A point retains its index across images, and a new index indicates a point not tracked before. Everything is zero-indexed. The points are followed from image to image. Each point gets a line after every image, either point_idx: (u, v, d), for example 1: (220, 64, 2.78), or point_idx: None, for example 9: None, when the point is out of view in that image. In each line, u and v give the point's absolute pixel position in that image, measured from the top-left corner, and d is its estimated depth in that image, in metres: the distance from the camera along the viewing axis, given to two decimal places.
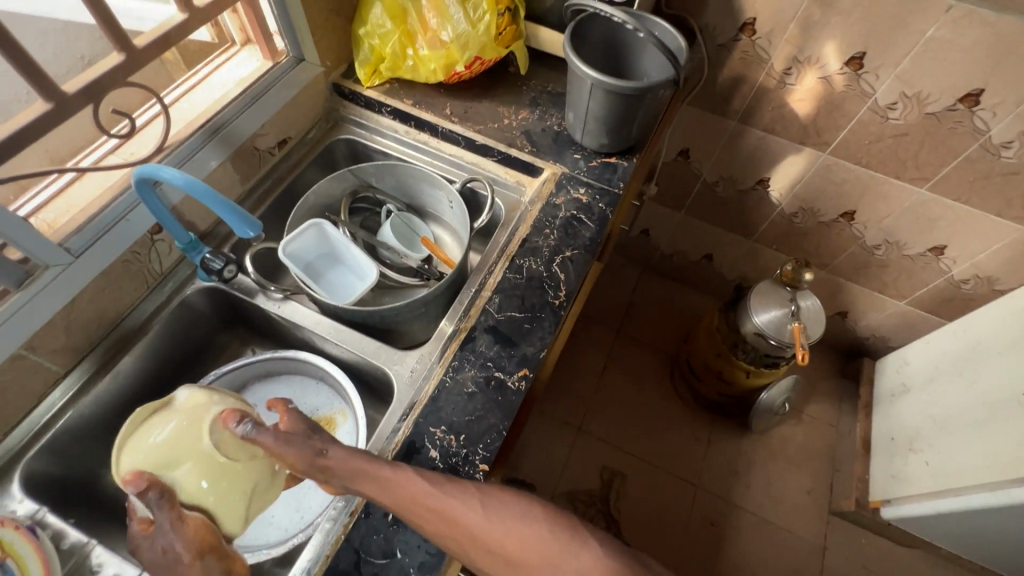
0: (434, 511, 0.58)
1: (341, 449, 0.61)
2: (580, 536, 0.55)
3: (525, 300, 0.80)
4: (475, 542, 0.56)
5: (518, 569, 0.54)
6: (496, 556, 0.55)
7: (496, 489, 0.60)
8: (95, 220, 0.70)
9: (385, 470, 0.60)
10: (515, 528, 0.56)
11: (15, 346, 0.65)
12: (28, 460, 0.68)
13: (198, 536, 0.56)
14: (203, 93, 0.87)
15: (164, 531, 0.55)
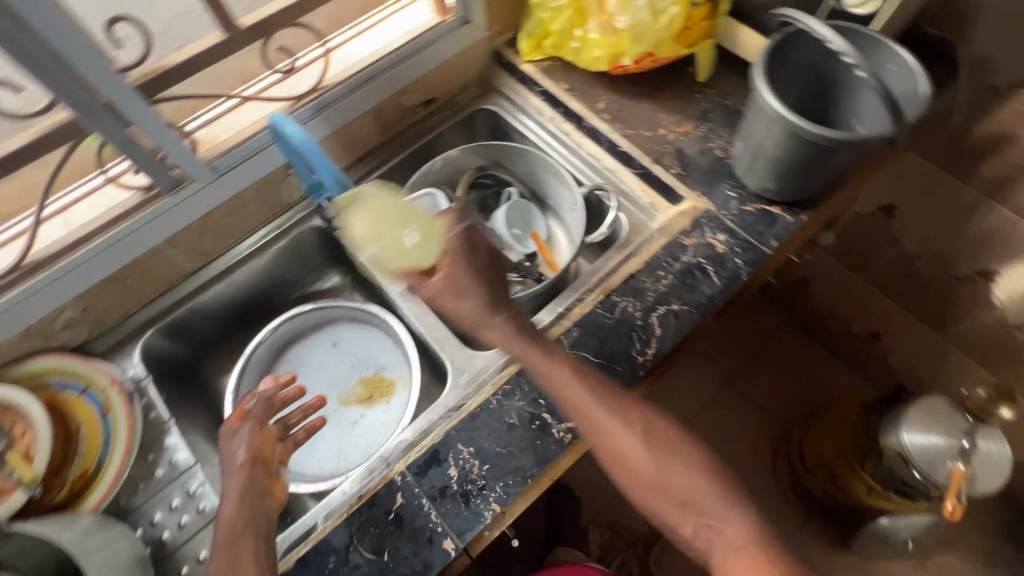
0: (591, 422, 0.61)
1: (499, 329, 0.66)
2: (718, 513, 0.56)
3: (606, 344, 0.71)
4: (631, 467, 0.60)
5: (664, 494, 0.58)
6: (652, 486, 0.58)
7: (661, 425, 0.62)
8: (242, 147, 0.77)
9: (550, 366, 0.64)
10: (677, 470, 0.59)
11: (157, 239, 0.75)
12: (148, 335, 0.81)
13: (260, 445, 0.63)
14: (367, 41, 0.88)
15: (242, 435, 0.63)
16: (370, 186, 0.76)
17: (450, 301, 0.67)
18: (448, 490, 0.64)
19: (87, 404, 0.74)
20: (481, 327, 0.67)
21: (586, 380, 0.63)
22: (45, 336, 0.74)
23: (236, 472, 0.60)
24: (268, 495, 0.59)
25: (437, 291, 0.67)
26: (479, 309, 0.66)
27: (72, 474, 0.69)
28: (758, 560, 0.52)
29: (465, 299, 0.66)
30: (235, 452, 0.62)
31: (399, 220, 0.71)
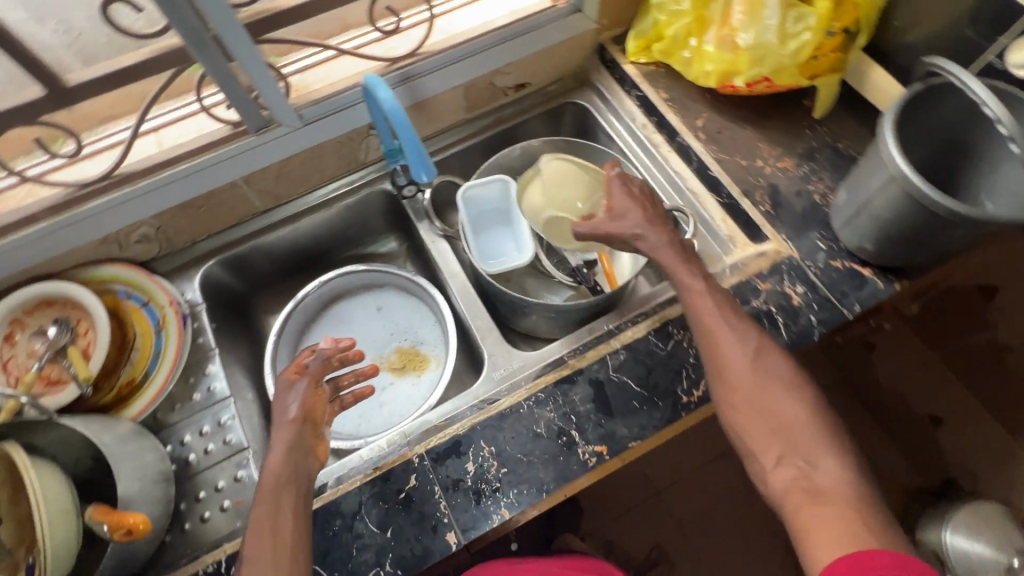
0: (708, 331, 0.62)
1: (649, 243, 0.68)
2: (809, 456, 0.54)
3: (651, 375, 0.68)
4: (737, 384, 0.59)
5: (757, 419, 0.57)
6: (754, 410, 0.57)
7: (777, 356, 0.60)
8: (331, 101, 0.77)
9: (687, 278, 0.65)
10: (781, 397, 0.57)
11: (237, 175, 0.77)
12: (209, 263, 0.84)
13: (313, 403, 0.64)
14: (474, 13, 0.86)
15: (298, 390, 0.64)
16: (559, 160, 0.85)
17: (613, 223, 0.69)
18: (461, 484, 0.63)
19: (144, 317, 0.77)
20: (638, 239, 0.68)
21: (716, 295, 0.64)
22: (119, 245, 0.78)
23: (286, 425, 0.61)
24: (311, 454, 0.60)
25: (611, 227, 0.69)
26: (640, 225, 0.68)
27: (122, 379, 0.73)
28: (843, 513, 0.50)
29: (630, 217, 0.69)
30: (290, 405, 0.63)
31: (578, 181, 0.85)
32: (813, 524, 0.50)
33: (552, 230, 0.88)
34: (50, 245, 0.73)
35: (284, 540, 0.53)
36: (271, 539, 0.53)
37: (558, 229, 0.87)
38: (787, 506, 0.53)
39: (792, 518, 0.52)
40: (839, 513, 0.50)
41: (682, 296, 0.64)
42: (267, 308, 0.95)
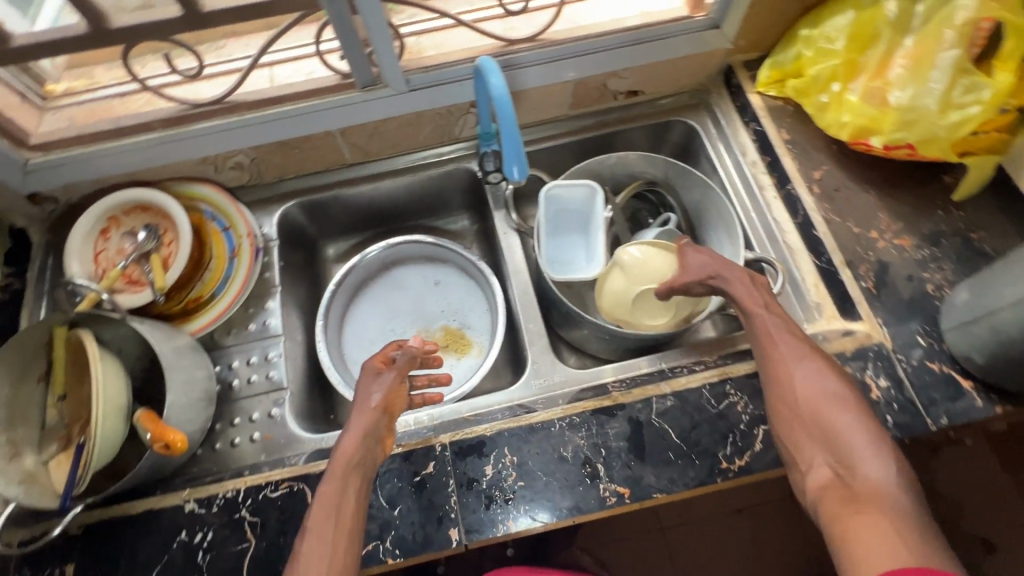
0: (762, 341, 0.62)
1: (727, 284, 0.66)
2: (853, 464, 0.51)
3: (695, 430, 0.64)
4: (784, 388, 0.58)
5: (802, 425, 0.55)
6: (797, 413, 0.56)
7: (837, 373, 0.57)
8: (439, 71, 0.76)
9: (754, 301, 0.64)
10: (832, 407, 0.55)
11: (334, 125, 0.79)
12: (290, 203, 0.87)
13: (393, 396, 0.64)
14: (605, 7, 0.82)
15: (385, 379, 0.64)
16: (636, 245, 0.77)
17: (693, 265, 0.70)
18: (475, 485, 0.63)
19: (222, 241, 0.80)
20: (712, 279, 0.67)
21: (773, 306, 0.63)
22: (215, 168, 0.82)
23: (370, 409, 0.61)
24: (380, 445, 0.61)
25: (683, 283, 0.69)
26: (715, 265, 0.68)
27: (190, 295, 0.77)
28: (879, 520, 0.45)
29: (706, 259, 0.69)
30: (373, 391, 0.63)
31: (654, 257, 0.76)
32: (846, 524, 0.47)
33: (643, 309, 0.77)
34: (157, 155, 0.77)
35: (343, 522, 0.54)
36: (333, 519, 0.53)
37: (649, 306, 0.76)
38: (821, 510, 0.50)
39: (826, 520, 0.49)
40: (879, 520, 0.45)
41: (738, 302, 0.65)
42: (332, 256, 0.98)
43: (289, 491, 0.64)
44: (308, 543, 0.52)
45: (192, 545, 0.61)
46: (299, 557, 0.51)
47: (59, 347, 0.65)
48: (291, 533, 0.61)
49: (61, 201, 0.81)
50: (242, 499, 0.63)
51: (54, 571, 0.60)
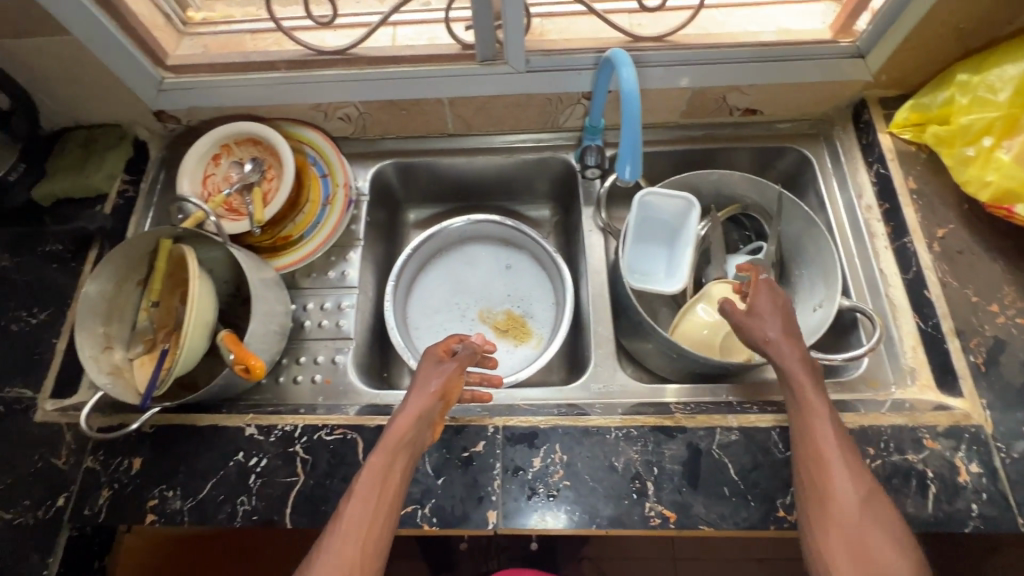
0: (815, 444, 0.55)
1: (790, 350, 0.61)
2: None
3: (755, 471, 0.61)
4: (821, 488, 0.53)
5: (851, 556, 0.49)
6: (831, 517, 0.51)
7: (890, 507, 0.52)
8: (561, 57, 0.75)
9: (812, 392, 0.58)
10: (884, 544, 0.49)
11: (445, 94, 0.79)
12: (386, 162, 0.89)
13: (452, 382, 0.64)
14: (742, 18, 0.78)
15: (445, 366, 0.65)
16: (721, 280, 0.82)
17: (753, 324, 0.64)
18: (521, 474, 0.62)
19: (318, 187, 0.82)
20: (768, 343, 0.62)
21: (829, 404, 0.58)
22: (325, 115, 0.84)
23: (426, 394, 0.62)
24: (431, 429, 0.62)
25: (738, 324, 0.65)
26: (776, 332, 0.62)
27: (281, 232, 0.80)
28: None
29: (772, 320, 0.63)
30: (432, 378, 0.63)
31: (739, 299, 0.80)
32: None
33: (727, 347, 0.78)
34: (275, 94, 0.80)
35: (386, 497, 0.55)
36: (377, 489, 0.55)
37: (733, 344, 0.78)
38: None
39: None
40: None
41: (788, 379, 0.60)
42: (412, 221, 0.99)
43: (343, 438, 0.65)
44: (353, 506, 0.53)
45: (246, 468, 0.64)
46: (342, 519, 0.52)
47: (161, 258, 0.70)
48: (337, 477, 0.63)
49: (182, 122, 0.85)
50: (298, 435, 0.66)
51: (124, 461, 0.65)
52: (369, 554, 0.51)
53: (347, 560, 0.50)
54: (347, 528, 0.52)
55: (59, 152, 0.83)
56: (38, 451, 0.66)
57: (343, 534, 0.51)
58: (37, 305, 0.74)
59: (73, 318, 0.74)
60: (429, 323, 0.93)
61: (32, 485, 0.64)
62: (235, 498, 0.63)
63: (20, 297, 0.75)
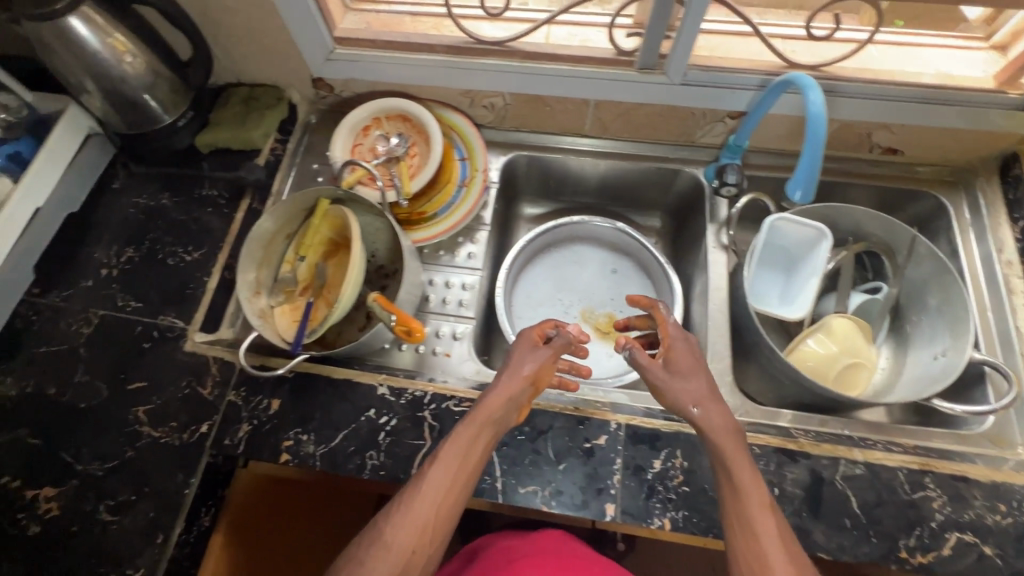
0: (752, 544, 0.51)
1: (718, 413, 0.58)
2: None
3: (879, 508, 0.61)
4: (753, 548, 0.50)
5: None
6: None
7: None
8: (719, 74, 0.75)
9: (744, 471, 0.54)
10: None
11: (594, 96, 0.82)
12: (519, 153, 0.92)
13: (541, 369, 0.64)
14: (905, 57, 0.77)
15: (541, 351, 0.65)
16: (840, 314, 0.82)
17: (677, 385, 0.61)
18: (642, 472, 0.64)
19: (457, 169, 0.85)
20: (694, 407, 0.59)
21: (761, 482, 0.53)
22: (470, 102, 0.87)
23: (518, 373, 0.62)
24: (517, 412, 0.62)
25: (657, 380, 0.62)
26: (703, 392, 0.60)
27: (418, 208, 0.83)
28: None
29: (695, 380, 0.61)
30: (526, 362, 0.64)
31: (857, 336, 0.80)
32: None
33: (842, 380, 0.78)
34: (431, 76, 0.83)
35: (467, 467, 0.57)
36: (461, 458, 0.56)
37: (847, 378, 0.78)
38: None
39: None
40: None
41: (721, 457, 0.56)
42: (524, 214, 1.02)
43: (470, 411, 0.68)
44: (438, 469, 0.55)
45: (377, 425, 0.67)
46: (425, 478, 0.55)
47: (318, 217, 0.73)
48: None
49: (334, 91, 0.89)
50: (428, 401, 0.69)
51: (264, 400, 0.69)
52: (440, 520, 0.53)
53: (422, 518, 0.52)
54: (427, 489, 0.54)
55: (223, 105, 0.88)
56: (186, 378, 0.71)
57: (424, 494, 0.54)
58: (192, 244, 0.80)
59: (223, 261, 0.79)
60: (531, 314, 0.95)
61: (180, 409, 0.69)
62: (364, 451, 0.66)
63: (177, 235, 0.81)
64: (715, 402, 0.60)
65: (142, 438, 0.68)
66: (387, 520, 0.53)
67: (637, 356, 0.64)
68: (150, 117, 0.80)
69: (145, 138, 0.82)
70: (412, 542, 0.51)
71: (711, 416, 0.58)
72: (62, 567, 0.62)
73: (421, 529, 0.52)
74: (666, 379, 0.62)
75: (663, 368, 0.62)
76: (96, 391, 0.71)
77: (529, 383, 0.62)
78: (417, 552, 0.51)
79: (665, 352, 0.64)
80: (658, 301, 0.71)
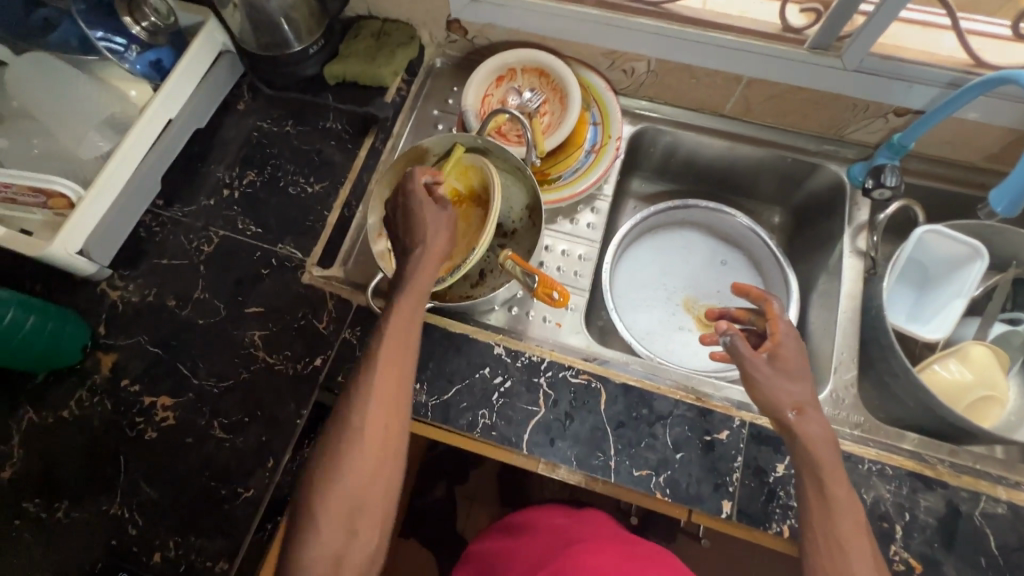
0: (841, 557, 0.51)
1: (820, 426, 0.55)
2: None
3: (1020, 553, 0.57)
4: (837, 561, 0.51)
5: None
6: None
7: None
8: (900, 64, 0.69)
9: (841, 490, 0.54)
10: None
11: (750, 73, 0.76)
12: (648, 126, 0.87)
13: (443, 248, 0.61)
14: None
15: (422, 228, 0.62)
16: (978, 342, 0.76)
17: (779, 383, 0.56)
18: (764, 475, 0.61)
19: (588, 133, 0.81)
20: (794, 411, 0.55)
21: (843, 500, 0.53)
22: (610, 64, 0.82)
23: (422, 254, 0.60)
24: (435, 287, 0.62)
25: (755, 375, 0.57)
26: (808, 400, 0.56)
27: (544, 169, 0.79)
28: None
29: (798, 383, 0.56)
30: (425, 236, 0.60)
31: (997, 370, 0.74)
32: None
33: (971, 412, 0.73)
34: (578, 31, 0.78)
35: (399, 376, 0.58)
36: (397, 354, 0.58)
37: (977, 411, 0.73)
38: None
39: None
40: None
41: (810, 466, 0.54)
42: (635, 189, 0.98)
43: (588, 384, 0.65)
44: (376, 373, 0.57)
45: (491, 384, 0.66)
46: (362, 398, 0.57)
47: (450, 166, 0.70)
48: (576, 421, 0.64)
49: (468, 35, 0.85)
50: (544, 367, 0.66)
51: None
52: (391, 420, 0.57)
53: (374, 420, 0.56)
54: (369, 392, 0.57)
55: (354, 37, 0.85)
56: (302, 309, 0.71)
57: (367, 418, 0.56)
58: (314, 175, 0.79)
59: (344, 197, 0.77)
60: (632, 293, 0.91)
61: (295, 339, 0.69)
62: (476, 408, 0.65)
63: (299, 164, 0.79)
64: (813, 409, 0.56)
65: (257, 362, 0.68)
66: (337, 446, 0.56)
67: (741, 348, 0.57)
68: (284, 40, 0.78)
69: (278, 61, 0.80)
70: (370, 440, 0.56)
71: (810, 424, 0.55)
72: (177, 475, 0.63)
73: (377, 449, 0.56)
74: (767, 376, 0.56)
75: (768, 365, 0.57)
76: (214, 309, 0.71)
77: (435, 265, 0.60)
78: (377, 449, 0.56)
79: (771, 347, 0.58)
80: (773, 295, 0.61)
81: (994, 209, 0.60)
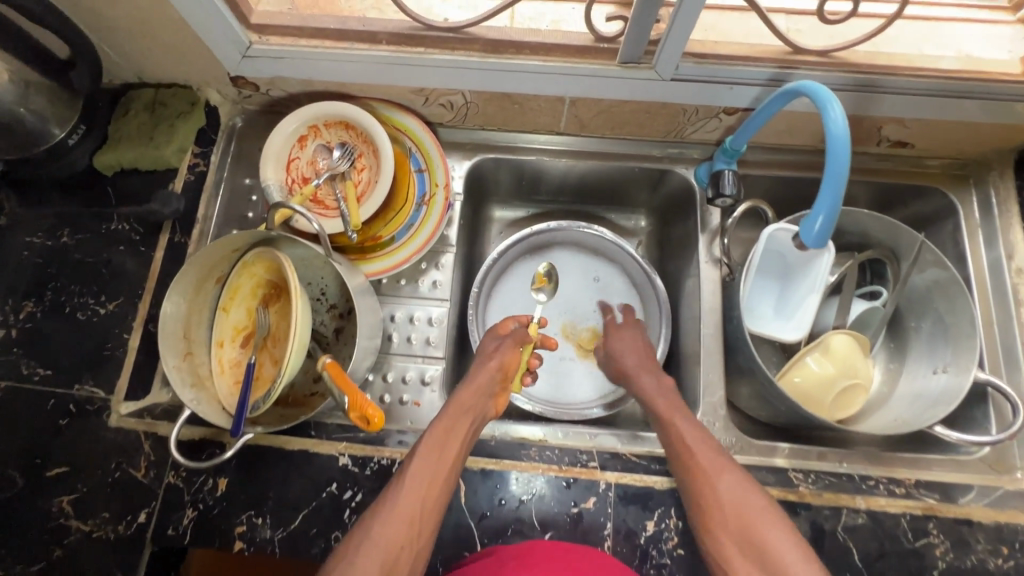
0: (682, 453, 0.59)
1: (646, 382, 0.67)
2: None
3: (882, 561, 0.58)
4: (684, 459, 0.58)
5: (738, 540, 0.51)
6: (713, 503, 0.54)
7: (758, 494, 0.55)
8: (716, 67, 0.64)
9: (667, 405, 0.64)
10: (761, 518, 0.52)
11: (570, 93, 0.69)
12: (486, 157, 0.81)
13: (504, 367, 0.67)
14: (924, 39, 0.67)
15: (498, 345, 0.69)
16: (839, 330, 0.76)
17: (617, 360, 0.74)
18: (635, 537, 0.59)
19: (413, 183, 0.73)
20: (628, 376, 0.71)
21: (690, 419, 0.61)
22: (425, 100, 0.74)
23: (481, 370, 0.66)
24: (492, 400, 0.65)
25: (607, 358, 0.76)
26: (633, 366, 0.71)
27: (372, 233, 0.72)
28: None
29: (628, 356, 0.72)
30: (489, 360, 0.67)
31: (857, 357, 0.74)
32: None
33: (837, 403, 0.73)
34: (375, 73, 0.68)
35: (448, 455, 0.57)
36: (437, 454, 0.56)
37: (844, 400, 0.74)
38: None
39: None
40: None
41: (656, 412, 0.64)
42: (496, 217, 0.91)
43: None
44: (418, 461, 0.55)
45: (340, 501, 0.60)
46: (402, 482, 0.54)
47: (526, 354, 0.72)
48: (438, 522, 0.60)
49: (261, 89, 0.74)
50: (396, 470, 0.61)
51: (207, 482, 0.61)
52: (426, 511, 0.53)
53: (408, 512, 0.52)
54: (412, 480, 0.54)
55: (123, 113, 0.73)
56: (114, 459, 0.62)
57: (387, 514, 0.51)
58: (104, 293, 0.68)
59: (144, 312, 0.67)
60: None
61: (111, 497, 0.61)
62: (328, 532, 0.59)
63: (85, 281, 0.68)
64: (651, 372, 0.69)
65: (70, 534, 0.59)
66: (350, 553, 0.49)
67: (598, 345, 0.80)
68: (37, 133, 0.65)
69: (30, 163, 0.67)
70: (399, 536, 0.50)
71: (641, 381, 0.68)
72: None
73: (408, 523, 0.51)
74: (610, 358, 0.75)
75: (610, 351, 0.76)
76: (9, 480, 0.61)
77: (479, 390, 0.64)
78: (402, 546, 0.50)
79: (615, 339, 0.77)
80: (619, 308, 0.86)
81: (808, 237, 0.61)
